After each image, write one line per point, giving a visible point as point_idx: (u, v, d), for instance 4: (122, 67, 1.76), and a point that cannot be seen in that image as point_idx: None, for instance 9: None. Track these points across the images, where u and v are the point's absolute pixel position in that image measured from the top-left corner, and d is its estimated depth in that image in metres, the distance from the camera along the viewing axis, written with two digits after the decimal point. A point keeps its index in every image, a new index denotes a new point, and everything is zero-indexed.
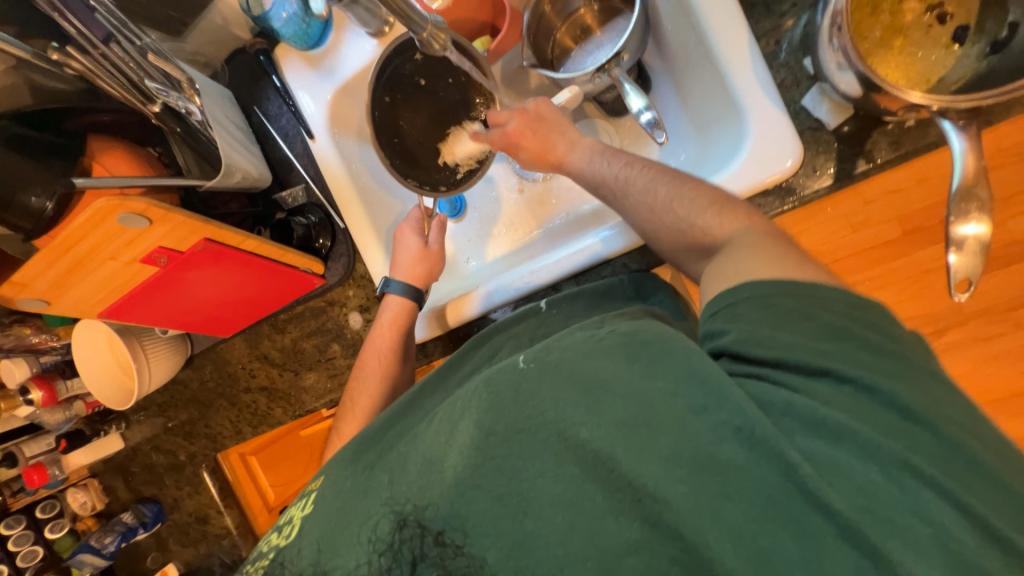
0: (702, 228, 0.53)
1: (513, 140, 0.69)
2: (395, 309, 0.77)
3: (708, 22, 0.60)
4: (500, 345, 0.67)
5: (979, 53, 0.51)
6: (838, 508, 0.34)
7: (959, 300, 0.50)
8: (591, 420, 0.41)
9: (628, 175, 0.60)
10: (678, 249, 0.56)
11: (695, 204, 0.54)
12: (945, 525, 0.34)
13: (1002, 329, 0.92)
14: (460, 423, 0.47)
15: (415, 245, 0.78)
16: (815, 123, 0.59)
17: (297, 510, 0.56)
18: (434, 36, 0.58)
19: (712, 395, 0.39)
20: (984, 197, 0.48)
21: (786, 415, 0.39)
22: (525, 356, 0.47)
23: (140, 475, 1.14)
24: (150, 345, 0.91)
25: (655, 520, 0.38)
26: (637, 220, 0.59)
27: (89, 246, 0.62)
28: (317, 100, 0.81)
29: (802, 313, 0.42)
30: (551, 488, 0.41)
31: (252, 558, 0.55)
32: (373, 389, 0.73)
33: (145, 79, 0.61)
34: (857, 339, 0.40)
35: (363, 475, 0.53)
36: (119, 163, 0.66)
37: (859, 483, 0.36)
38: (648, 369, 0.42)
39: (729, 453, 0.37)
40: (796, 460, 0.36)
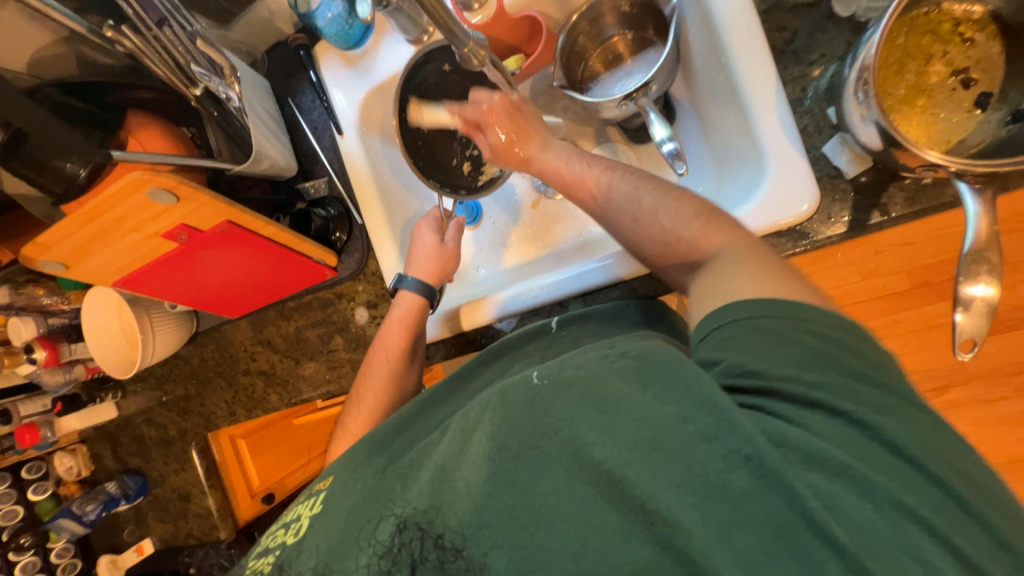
0: (686, 241, 0.53)
1: (485, 120, 0.70)
2: (406, 306, 0.77)
3: (738, 63, 0.62)
4: (510, 363, 0.67)
5: (999, 121, 0.53)
6: (848, 545, 0.34)
7: (963, 359, 0.50)
8: (605, 441, 0.42)
9: (609, 179, 0.61)
10: (662, 259, 0.56)
11: (680, 215, 0.54)
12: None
13: (1005, 393, 0.98)
14: (472, 434, 0.48)
15: (430, 242, 0.80)
16: (833, 171, 0.60)
17: (304, 509, 0.57)
18: (475, 52, 0.60)
19: (721, 420, 0.39)
20: (995, 261, 0.48)
21: (788, 451, 0.38)
22: (539, 372, 0.48)
23: (128, 446, 1.14)
24: (158, 318, 0.93)
25: (667, 543, 0.38)
26: (620, 228, 0.60)
27: (119, 215, 0.63)
28: (349, 98, 0.83)
29: (791, 337, 0.42)
30: (564, 504, 0.41)
31: (257, 551, 0.57)
32: (381, 383, 0.74)
33: (190, 62, 0.62)
34: (836, 364, 0.41)
35: (373, 478, 0.55)
36: (155, 139, 0.67)
37: (862, 522, 0.35)
38: (663, 395, 0.42)
39: (740, 483, 0.37)
40: (804, 493, 0.36)
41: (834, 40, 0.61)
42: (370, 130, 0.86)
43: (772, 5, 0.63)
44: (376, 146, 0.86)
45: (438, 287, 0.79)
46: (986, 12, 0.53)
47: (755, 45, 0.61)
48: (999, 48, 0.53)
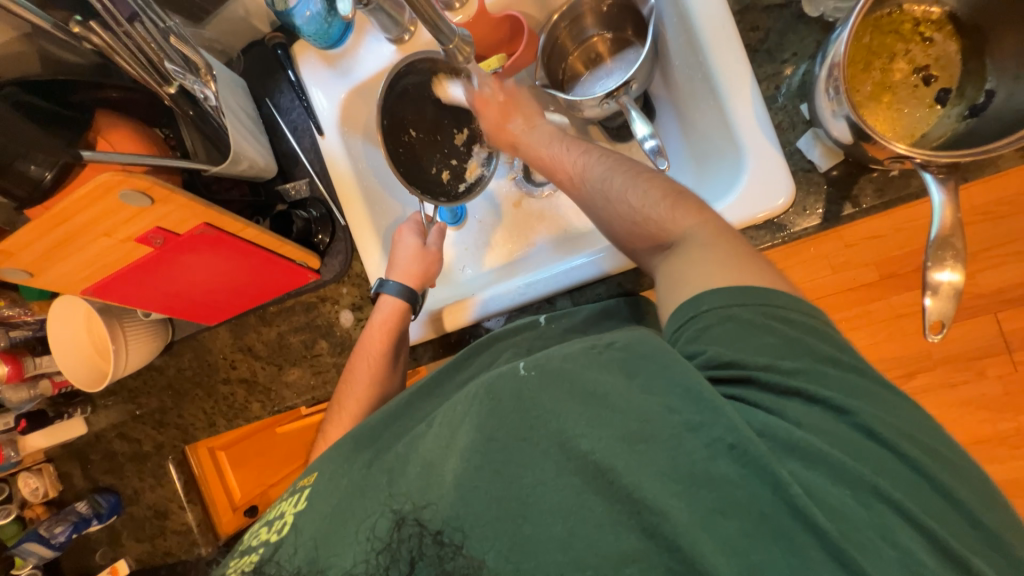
0: (654, 221, 0.54)
1: (477, 105, 0.74)
2: (387, 312, 0.77)
3: (715, 62, 0.64)
4: (499, 353, 0.67)
5: (959, 115, 0.56)
6: (830, 532, 0.36)
7: (932, 341, 0.52)
8: (593, 432, 0.42)
9: (584, 162, 0.63)
10: (633, 240, 0.57)
11: (648, 195, 0.55)
12: (925, 555, 0.36)
13: (966, 377, 1.06)
14: (460, 429, 0.47)
15: (412, 245, 0.79)
16: (807, 165, 0.63)
17: (288, 506, 0.55)
18: (460, 48, 0.63)
19: (708, 410, 0.40)
20: (960, 247, 0.50)
21: (768, 439, 0.40)
22: (525, 363, 0.48)
23: (99, 463, 1.09)
24: (131, 328, 0.89)
25: (654, 531, 0.38)
26: (593, 206, 0.61)
27: (85, 221, 0.61)
28: (330, 98, 0.82)
29: (763, 325, 0.44)
30: (552, 496, 0.41)
31: (240, 551, 0.55)
32: (363, 387, 0.73)
33: (163, 59, 0.61)
34: (809, 349, 0.43)
35: (360, 473, 0.53)
36: (123, 139, 0.65)
37: (842, 509, 0.37)
38: (649, 385, 0.43)
39: (723, 469, 0.38)
40: (786, 479, 0.37)
41: (804, 40, 0.63)
42: (354, 131, 0.85)
43: (746, 6, 0.65)
44: (359, 147, 0.86)
45: (421, 291, 0.79)
46: (943, 12, 0.56)
47: (730, 45, 0.63)
48: (956, 47, 0.56)
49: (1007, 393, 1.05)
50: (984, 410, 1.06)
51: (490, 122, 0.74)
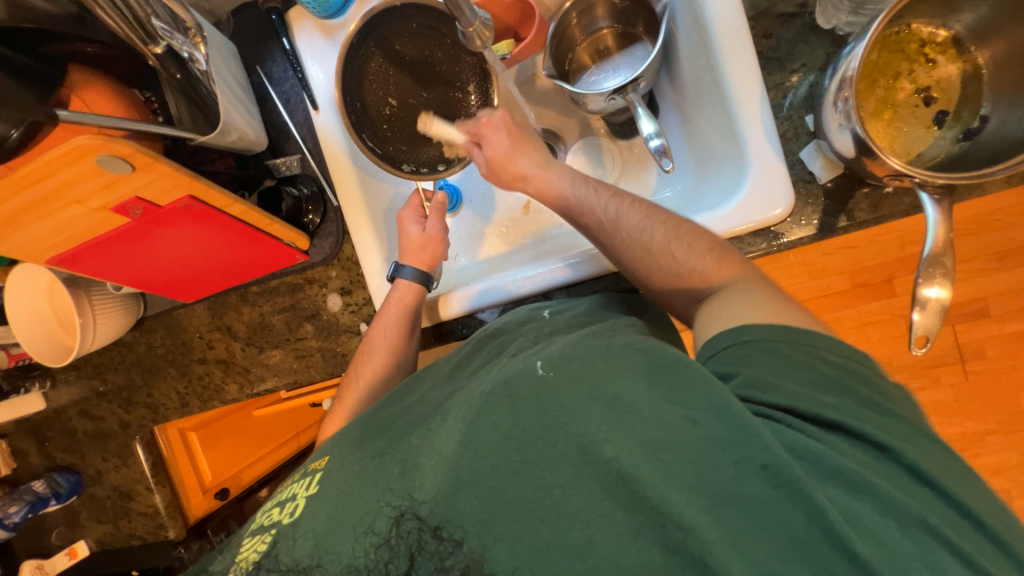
0: (697, 272, 0.58)
1: (484, 131, 0.71)
2: (403, 291, 0.76)
3: (727, 66, 0.63)
4: (507, 342, 0.62)
5: (954, 138, 0.57)
6: (864, 557, 0.37)
7: (915, 354, 0.54)
8: (614, 438, 0.43)
9: (617, 208, 0.64)
10: (672, 291, 0.61)
11: (693, 249, 0.59)
12: (944, 560, 0.37)
13: (924, 383, 1.14)
14: (474, 423, 0.48)
15: (415, 234, 0.79)
16: (808, 176, 0.64)
17: (301, 489, 0.57)
18: (480, 32, 0.60)
19: (741, 432, 0.41)
20: (949, 266, 0.52)
21: (809, 464, 0.41)
22: (544, 362, 0.49)
23: (58, 441, 1.04)
24: (99, 301, 0.84)
25: (678, 546, 0.39)
26: (630, 255, 0.63)
27: (57, 185, 0.56)
28: (327, 72, 0.78)
29: (804, 362, 0.47)
30: (572, 500, 0.43)
31: (254, 527, 0.58)
32: (379, 360, 0.74)
33: (151, 16, 0.56)
34: (850, 391, 0.46)
35: (372, 462, 0.54)
36: (102, 101, 0.60)
37: (886, 540, 0.38)
38: (671, 395, 0.44)
39: (754, 489, 0.40)
40: (825, 506, 0.38)
41: (815, 51, 0.64)
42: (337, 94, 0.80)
43: (761, 11, 0.65)
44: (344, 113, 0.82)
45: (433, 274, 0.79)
46: (948, 36, 0.58)
47: (743, 50, 0.63)
48: (957, 71, 0.58)
49: (958, 400, 1.14)
50: (936, 415, 1.14)
51: (498, 153, 0.70)
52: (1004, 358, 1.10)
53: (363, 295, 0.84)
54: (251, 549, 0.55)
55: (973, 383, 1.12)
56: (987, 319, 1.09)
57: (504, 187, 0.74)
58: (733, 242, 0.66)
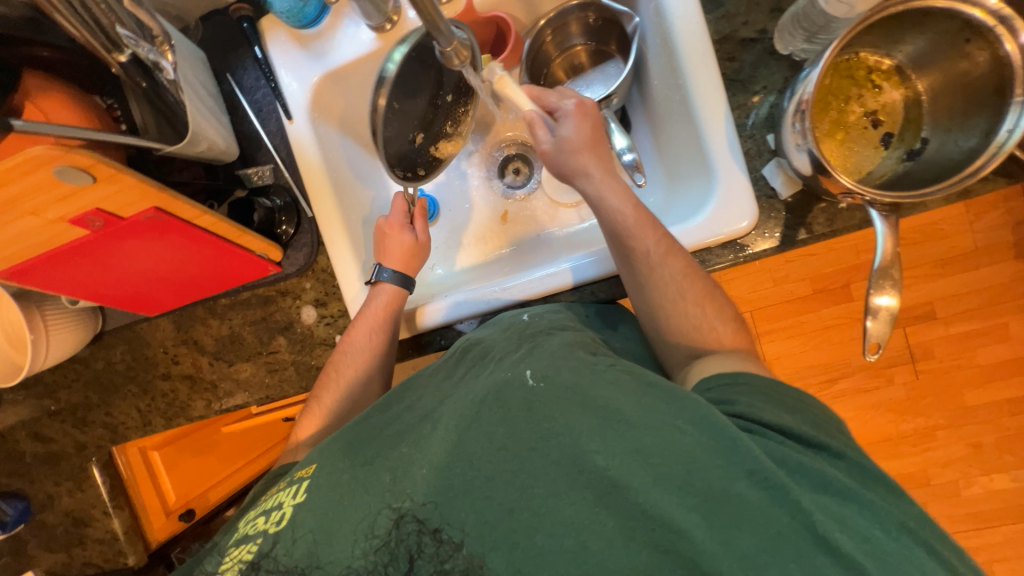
0: (716, 331, 0.63)
1: (570, 114, 0.68)
2: (389, 296, 0.76)
3: (694, 85, 0.66)
4: (490, 348, 0.62)
5: (899, 158, 0.62)
6: (843, 546, 0.40)
7: (869, 360, 0.57)
8: (606, 448, 0.45)
9: (667, 249, 0.65)
10: (678, 342, 0.64)
11: (717, 310, 0.64)
12: (915, 556, 0.40)
13: (879, 383, 1.21)
14: (467, 431, 0.50)
15: (407, 241, 0.79)
16: (770, 192, 0.67)
17: (287, 497, 0.55)
18: (457, 52, 0.58)
19: (724, 441, 0.44)
20: (897, 276, 0.56)
21: (799, 475, 0.44)
22: (533, 372, 0.52)
23: (5, 465, 0.97)
24: (52, 315, 0.79)
25: (670, 547, 0.41)
26: (654, 305, 0.65)
27: (7, 197, 0.53)
28: (300, 81, 0.77)
29: (791, 405, 0.51)
30: (566, 508, 0.44)
31: (234, 542, 0.55)
32: (359, 365, 0.73)
33: (115, 23, 0.54)
34: (829, 433, 0.49)
35: (361, 470, 0.53)
36: (60, 109, 0.57)
37: (869, 537, 0.41)
38: (666, 406, 0.48)
39: (741, 490, 0.42)
40: (807, 507, 0.41)
41: (774, 75, 0.68)
42: (348, 134, 0.85)
43: (724, 36, 0.69)
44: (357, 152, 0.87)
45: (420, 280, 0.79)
46: (892, 64, 0.63)
47: (709, 70, 0.66)
48: (900, 97, 0.63)
49: (910, 397, 1.21)
50: (890, 412, 1.22)
51: (572, 137, 0.67)
52: (950, 357, 1.18)
53: (338, 307, 0.83)
54: (234, 559, 0.52)
55: (923, 382, 1.20)
56: (932, 321, 1.18)
57: (550, 171, 0.71)
58: (702, 253, 0.69)
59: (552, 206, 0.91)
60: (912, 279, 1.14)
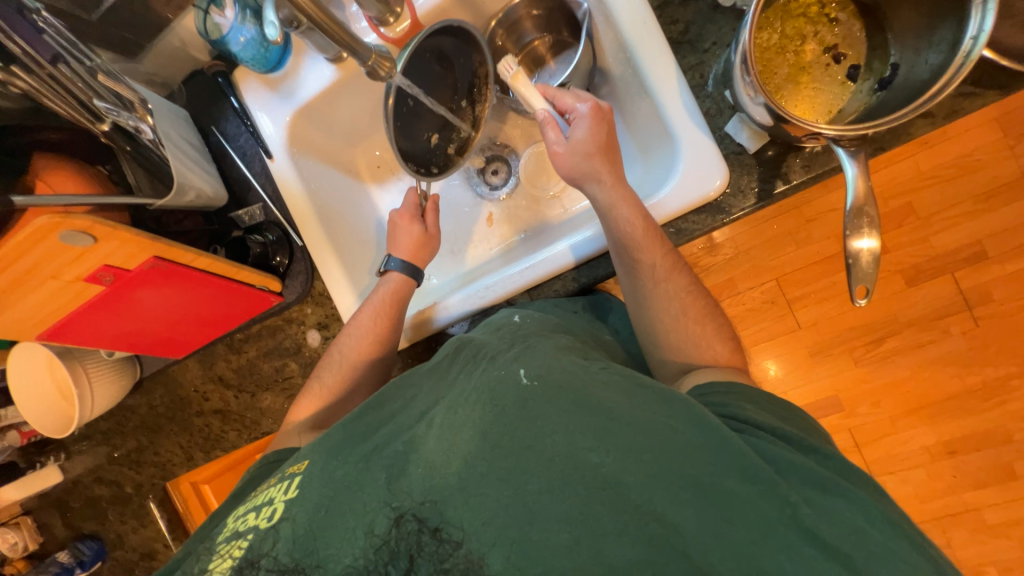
0: (716, 354, 0.61)
1: (586, 118, 0.66)
2: (395, 284, 0.79)
3: (642, 56, 0.66)
4: (482, 346, 0.60)
5: (870, 89, 0.59)
6: (817, 529, 0.41)
7: (860, 306, 0.56)
8: (601, 446, 0.44)
9: (671, 262, 0.65)
10: (672, 357, 0.63)
11: (716, 326, 0.63)
12: (900, 546, 0.41)
13: (933, 336, 1.07)
14: (461, 432, 0.49)
15: (415, 233, 0.81)
16: (737, 148, 0.65)
17: (279, 492, 0.56)
18: (379, 63, 0.61)
19: (712, 436, 0.44)
20: (873, 214, 0.53)
21: (788, 474, 0.45)
22: (527, 372, 0.49)
23: (79, 511, 1.07)
24: (94, 369, 0.87)
25: (662, 543, 0.41)
26: (653, 324, 0.65)
27: (29, 265, 0.60)
28: (275, 121, 0.82)
29: (780, 413, 0.52)
30: (560, 504, 0.43)
31: (226, 535, 0.56)
32: (341, 371, 0.76)
33: (94, 98, 0.62)
34: (812, 435, 0.51)
35: (355, 467, 0.53)
36: (64, 180, 0.64)
37: (852, 524, 0.42)
38: (660, 405, 0.47)
39: (729, 485, 0.42)
40: (794, 500, 0.42)
41: (722, 28, 0.66)
42: (332, 165, 0.91)
43: (664, 1, 0.67)
44: (340, 181, 0.92)
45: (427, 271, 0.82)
46: None
47: (654, 38, 0.65)
48: (859, 26, 0.60)
49: (972, 348, 1.06)
50: (952, 367, 1.08)
51: (586, 140, 0.65)
52: (1013, 299, 1.03)
53: (339, 327, 0.87)
54: (226, 556, 0.54)
55: (984, 329, 1.05)
56: (986, 262, 1.02)
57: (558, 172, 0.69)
58: (678, 223, 0.68)
59: (535, 202, 0.93)
60: (954, 218, 1.01)
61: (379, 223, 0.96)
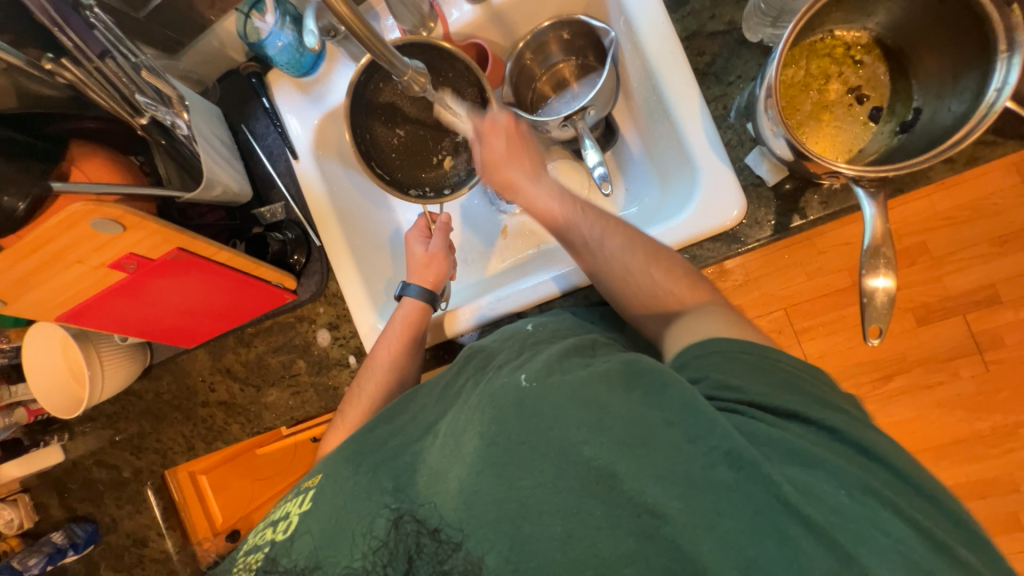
0: (674, 295, 0.60)
1: (484, 133, 0.72)
2: (409, 311, 0.79)
3: (666, 83, 0.67)
4: (493, 355, 0.61)
5: (891, 131, 0.60)
6: (817, 521, 0.37)
7: (873, 344, 0.57)
8: (594, 438, 0.43)
9: (602, 229, 0.65)
10: (646, 312, 0.62)
11: (671, 274, 0.61)
12: (894, 528, 0.37)
13: (942, 378, 1.06)
14: (463, 435, 0.49)
15: (420, 254, 0.82)
16: (756, 180, 0.66)
17: (293, 507, 0.55)
18: (414, 80, 0.62)
19: (703, 424, 0.41)
20: (890, 254, 0.54)
21: (767, 448, 0.41)
22: (527, 374, 0.49)
23: (77, 492, 1.07)
24: (107, 353, 0.89)
25: (652, 532, 0.40)
26: (609, 283, 0.65)
27: (58, 247, 0.61)
28: (304, 124, 0.85)
29: (763, 366, 0.48)
30: (552, 499, 0.43)
31: (244, 549, 0.56)
32: (381, 378, 0.76)
33: (135, 93, 0.64)
34: (803, 391, 0.46)
35: (365, 477, 0.53)
36: (98, 169, 0.66)
37: (845, 511, 0.38)
38: (647, 398, 0.45)
39: (720, 476, 0.40)
40: (780, 481, 0.38)
41: (747, 63, 0.67)
42: (353, 169, 0.92)
43: (692, 33, 0.69)
44: (361, 185, 0.93)
45: (439, 291, 0.81)
46: (871, 37, 0.61)
47: (679, 66, 0.66)
48: (883, 69, 0.62)
49: (982, 392, 1.05)
50: (961, 410, 1.06)
51: (491, 156, 0.72)
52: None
53: (349, 328, 0.88)
54: (243, 567, 0.54)
55: (996, 374, 1.04)
56: (999, 306, 1.01)
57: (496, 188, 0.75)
58: (693, 249, 0.68)
59: None
60: (966, 261, 0.99)
61: (396, 229, 0.97)
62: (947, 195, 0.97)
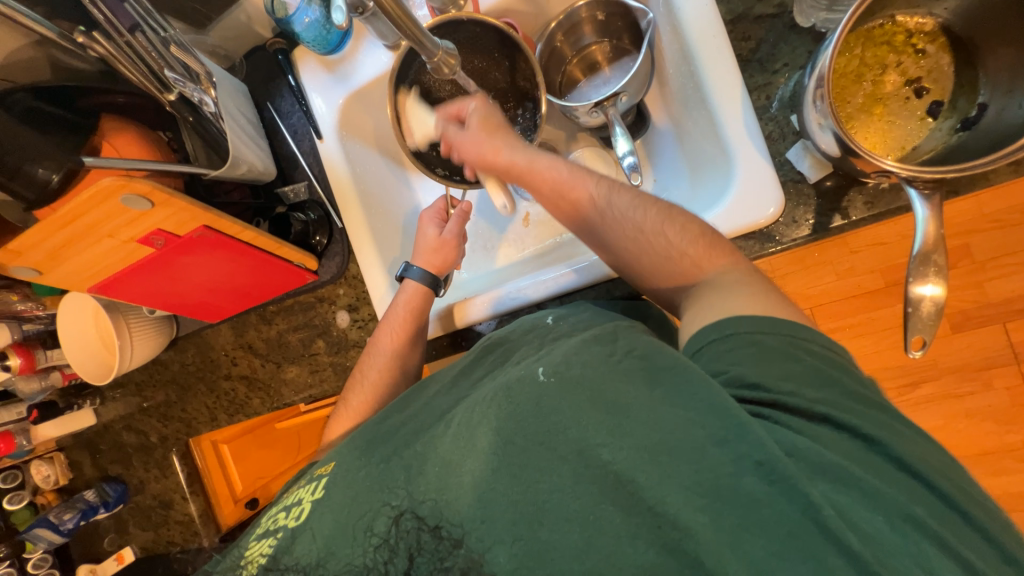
0: (689, 257, 0.56)
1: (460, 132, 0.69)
2: (410, 294, 0.78)
3: (706, 70, 0.63)
4: (512, 351, 0.60)
5: (950, 128, 0.57)
6: (859, 551, 0.35)
7: (914, 355, 0.53)
8: (613, 442, 0.42)
9: (609, 185, 0.62)
10: (664, 278, 0.58)
11: (685, 231, 0.57)
12: (936, 559, 0.36)
13: (973, 388, 1.01)
14: (478, 429, 0.49)
15: (432, 236, 0.81)
16: (797, 176, 0.63)
17: (307, 493, 0.57)
18: (444, 61, 0.60)
19: (734, 428, 0.40)
20: (941, 262, 0.50)
21: (797, 459, 0.40)
22: (545, 369, 0.49)
23: (108, 453, 1.13)
24: (136, 324, 0.91)
25: (674, 546, 0.39)
26: (620, 245, 0.60)
27: (90, 221, 0.62)
28: (328, 103, 0.84)
29: (789, 353, 0.45)
30: (569, 502, 0.42)
31: (258, 534, 0.58)
32: (384, 364, 0.76)
33: (164, 68, 0.63)
34: (836, 383, 0.44)
35: (377, 468, 0.54)
36: (128, 145, 0.67)
37: (875, 536, 0.37)
38: (669, 398, 0.43)
39: (750, 487, 0.38)
40: (818, 501, 0.37)
41: (796, 50, 0.63)
42: (376, 150, 0.91)
43: (738, 15, 0.65)
44: (383, 167, 0.92)
45: (442, 277, 0.81)
46: (936, 24, 0.57)
47: (721, 52, 0.63)
48: (948, 59, 0.57)
49: (1016, 406, 1.00)
50: (992, 423, 1.01)
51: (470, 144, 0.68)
52: None
53: (368, 311, 0.88)
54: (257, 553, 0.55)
55: None
56: None
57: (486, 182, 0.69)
58: None
59: None
60: (1011, 266, 0.94)
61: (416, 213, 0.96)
62: (996, 196, 0.90)
